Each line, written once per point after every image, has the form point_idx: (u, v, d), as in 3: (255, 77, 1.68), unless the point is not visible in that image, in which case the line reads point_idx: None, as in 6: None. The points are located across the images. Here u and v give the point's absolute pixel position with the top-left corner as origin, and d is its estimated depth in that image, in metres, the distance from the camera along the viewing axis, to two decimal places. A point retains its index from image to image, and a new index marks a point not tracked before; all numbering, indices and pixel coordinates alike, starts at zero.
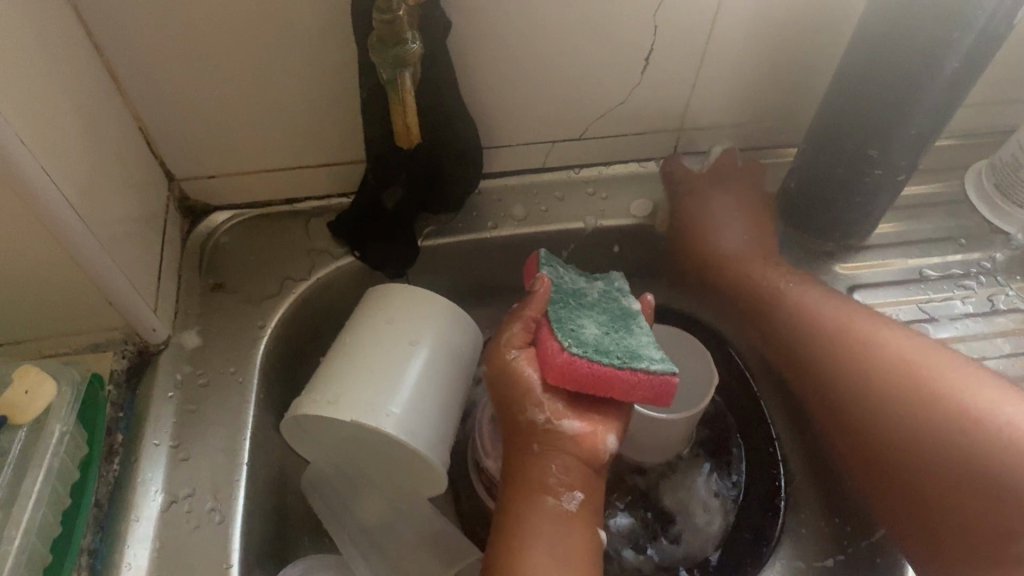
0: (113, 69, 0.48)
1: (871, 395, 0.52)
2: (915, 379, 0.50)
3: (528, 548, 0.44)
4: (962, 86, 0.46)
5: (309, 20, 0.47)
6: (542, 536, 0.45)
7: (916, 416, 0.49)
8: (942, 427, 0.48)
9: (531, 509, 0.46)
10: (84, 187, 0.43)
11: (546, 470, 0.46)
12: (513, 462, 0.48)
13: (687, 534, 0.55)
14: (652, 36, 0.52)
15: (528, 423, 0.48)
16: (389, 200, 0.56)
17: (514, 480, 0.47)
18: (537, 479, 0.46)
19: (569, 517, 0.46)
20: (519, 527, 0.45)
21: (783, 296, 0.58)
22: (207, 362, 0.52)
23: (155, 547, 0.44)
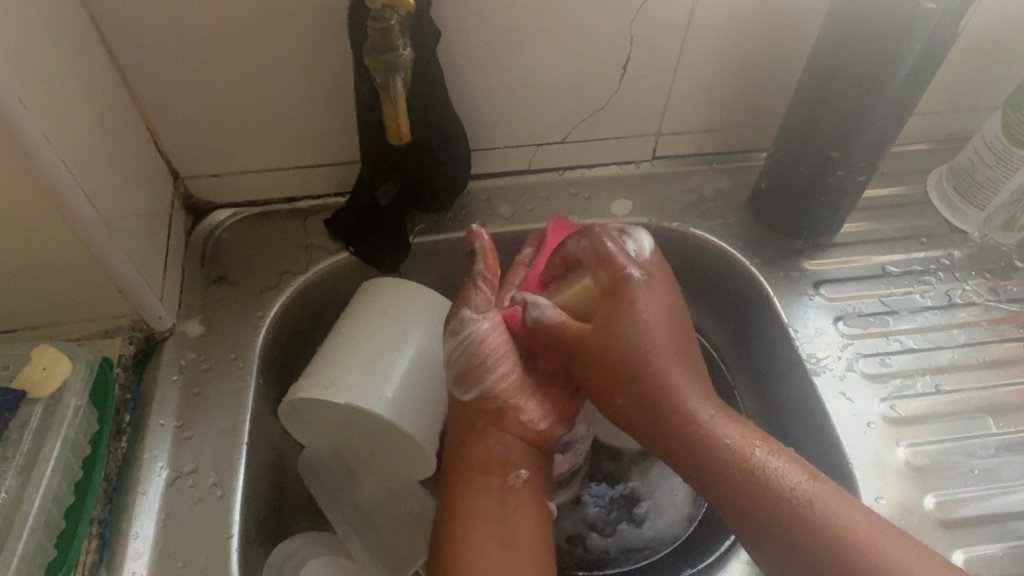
0: (126, 73, 0.51)
1: (694, 456, 0.45)
2: (723, 459, 0.44)
3: (473, 513, 0.47)
4: (916, 91, 0.50)
5: (309, 29, 0.51)
6: (483, 508, 0.47)
7: (732, 467, 0.44)
8: (744, 479, 0.43)
9: (472, 473, 0.48)
10: (99, 182, 0.46)
11: (485, 446, 0.49)
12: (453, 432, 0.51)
13: (656, 516, 0.58)
14: (629, 46, 0.55)
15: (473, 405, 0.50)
16: (383, 197, 0.60)
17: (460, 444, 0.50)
18: (485, 450, 0.49)
19: (512, 489, 0.48)
20: (459, 493, 0.48)
21: (664, 335, 0.46)
22: (210, 350, 0.55)
23: (160, 518, 0.47)
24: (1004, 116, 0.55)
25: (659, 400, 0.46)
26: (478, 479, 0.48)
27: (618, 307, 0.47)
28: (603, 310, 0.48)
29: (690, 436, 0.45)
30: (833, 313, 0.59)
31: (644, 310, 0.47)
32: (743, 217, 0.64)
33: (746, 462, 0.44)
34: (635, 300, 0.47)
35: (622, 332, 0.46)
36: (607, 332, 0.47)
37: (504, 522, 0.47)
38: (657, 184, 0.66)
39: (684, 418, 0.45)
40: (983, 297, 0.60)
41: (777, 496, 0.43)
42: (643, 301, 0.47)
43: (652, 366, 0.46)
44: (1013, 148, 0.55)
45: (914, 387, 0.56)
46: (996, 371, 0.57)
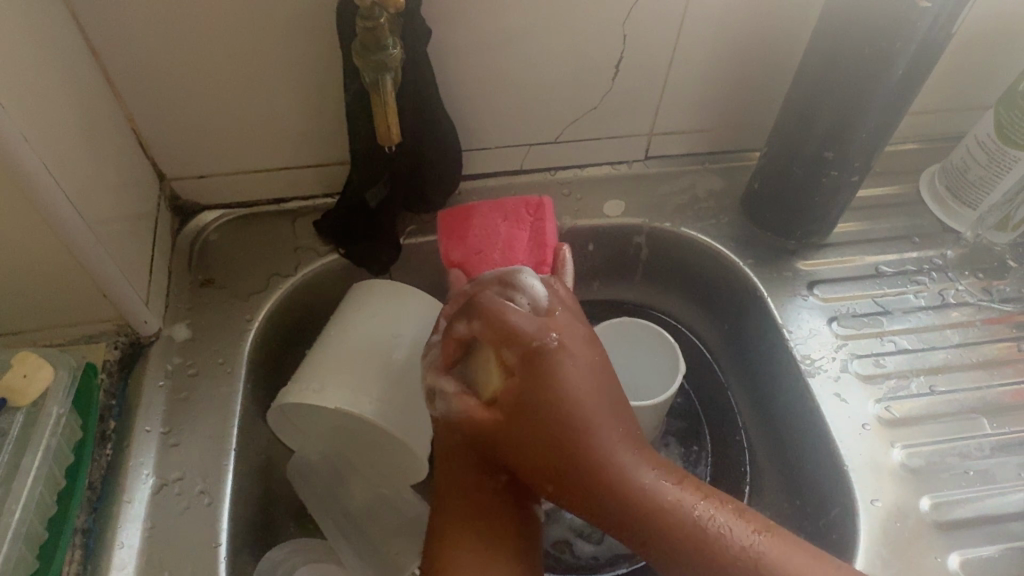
0: (109, 72, 0.50)
1: (630, 518, 0.41)
2: (694, 527, 0.41)
3: (455, 560, 0.42)
4: (910, 90, 0.50)
5: (297, 28, 0.50)
6: (468, 557, 0.42)
7: (662, 526, 0.41)
8: (713, 543, 0.40)
9: (453, 501, 0.45)
10: (82, 184, 0.45)
11: (466, 471, 0.45)
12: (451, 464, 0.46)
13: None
14: (621, 45, 0.55)
15: (449, 427, 0.46)
16: (373, 199, 0.58)
17: (455, 484, 0.45)
18: (462, 476, 0.45)
19: (488, 500, 0.44)
20: (445, 526, 0.44)
21: (577, 374, 0.43)
22: (197, 354, 0.54)
23: (147, 527, 0.46)
24: (997, 115, 0.55)
25: (602, 487, 0.42)
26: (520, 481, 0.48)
27: (531, 364, 0.44)
28: (518, 365, 0.44)
29: (598, 480, 0.42)
30: (826, 314, 0.59)
31: (557, 347, 0.44)
32: (736, 217, 0.64)
33: (717, 539, 0.40)
34: (561, 374, 0.43)
35: (531, 357, 0.44)
36: (529, 375, 0.44)
37: (500, 547, 0.43)
38: (650, 184, 0.65)
39: (614, 479, 0.42)
40: (976, 297, 0.60)
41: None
42: (571, 388, 0.43)
43: (572, 444, 0.42)
44: (1006, 147, 0.55)
45: (908, 387, 0.56)
46: (989, 371, 0.57)
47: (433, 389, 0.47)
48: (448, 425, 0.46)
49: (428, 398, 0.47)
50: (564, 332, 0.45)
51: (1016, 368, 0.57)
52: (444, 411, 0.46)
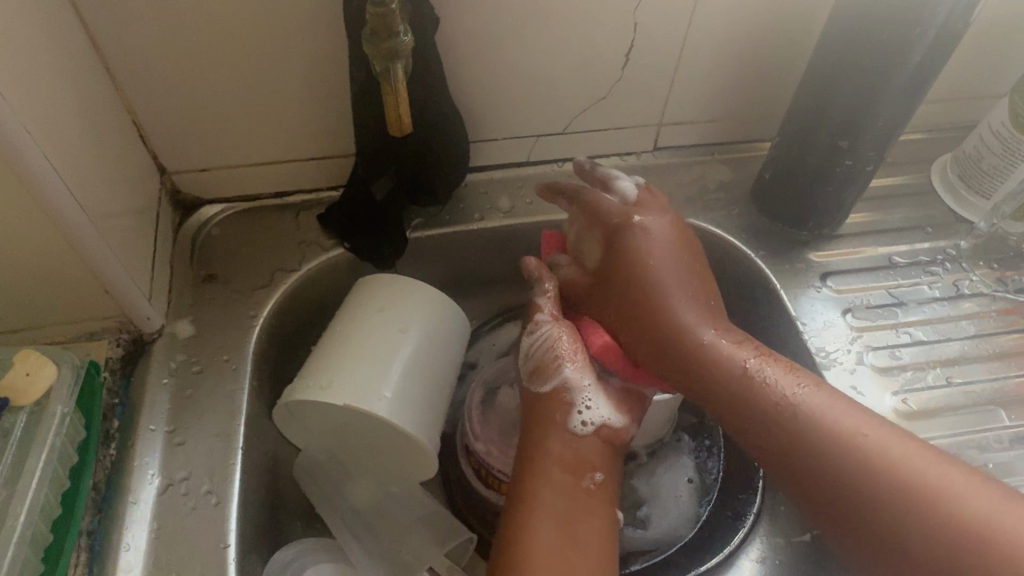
0: (109, 62, 0.49)
1: (736, 394, 0.49)
2: (810, 412, 0.46)
3: (546, 505, 0.46)
4: (929, 77, 0.49)
5: (302, 16, 0.49)
6: (554, 495, 0.47)
7: (775, 412, 0.47)
8: (822, 432, 0.45)
9: (551, 466, 0.48)
10: (84, 177, 0.44)
11: (566, 445, 0.49)
12: (534, 426, 0.51)
13: (658, 519, 0.57)
14: (633, 34, 0.54)
15: (557, 395, 0.52)
16: (380, 191, 0.58)
17: (551, 419, 0.51)
18: (561, 450, 0.49)
19: (590, 492, 0.48)
20: (530, 484, 0.47)
21: (672, 279, 0.53)
22: (201, 351, 0.53)
23: (154, 528, 0.45)
24: (1012, 104, 0.54)
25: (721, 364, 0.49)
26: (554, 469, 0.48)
27: (631, 268, 0.53)
28: (632, 260, 0.54)
29: (725, 364, 0.49)
30: (840, 305, 0.58)
31: (663, 265, 0.53)
32: (747, 209, 0.63)
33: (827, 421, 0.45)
34: (671, 277, 0.53)
35: (635, 258, 0.53)
36: (639, 286, 0.53)
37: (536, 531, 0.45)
38: (659, 176, 0.64)
39: (727, 370, 0.49)
40: (991, 288, 0.60)
41: (911, 473, 0.42)
42: (658, 281, 0.53)
43: (687, 334, 0.51)
44: (1022, 136, 0.54)
45: (925, 379, 0.55)
46: (1005, 363, 0.56)
47: (542, 368, 0.53)
48: (557, 400, 0.51)
49: (533, 374, 0.53)
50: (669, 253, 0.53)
51: None
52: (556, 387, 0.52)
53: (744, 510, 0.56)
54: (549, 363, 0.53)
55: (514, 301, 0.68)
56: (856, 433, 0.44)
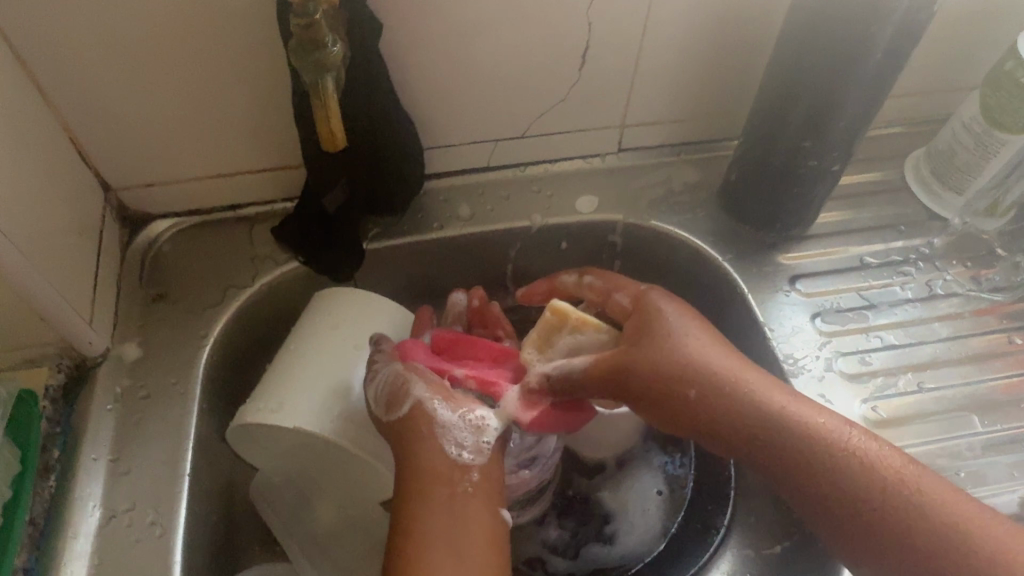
0: (38, 79, 0.47)
1: (761, 443, 0.42)
2: (821, 453, 0.41)
3: (434, 530, 0.41)
4: (892, 74, 0.47)
5: (237, 26, 0.47)
6: (436, 521, 0.41)
7: (812, 470, 0.41)
8: (833, 466, 0.40)
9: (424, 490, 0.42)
10: (9, 201, 0.42)
11: (438, 457, 0.44)
12: (402, 451, 0.44)
13: (625, 535, 0.55)
14: (588, 34, 0.52)
15: (417, 414, 0.45)
16: (332, 205, 0.55)
17: (422, 437, 0.44)
18: (435, 465, 0.43)
19: (468, 497, 0.42)
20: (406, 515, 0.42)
21: (709, 351, 0.45)
22: (147, 375, 0.51)
23: (93, 563, 0.43)
24: (983, 97, 0.52)
25: (736, 425, 0.43)
26: (431, 495, 0.42)
27: (647, 326, 0.46)
28: (657, 360, 0.44)
29: (745, 425, 0.42)
30: (809, 310, 0.56)
31: (676, 331, 0.45)
32: (715, 210, 0.61)
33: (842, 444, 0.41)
34: (677, 333, 0.45)
35: (659, 331, 0.46)
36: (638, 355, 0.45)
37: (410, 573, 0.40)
38: (624, 178, 0.62)
39: (728, 420, 0.43)
40: (964, 287, 0.58)
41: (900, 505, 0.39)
42: (668, 355, 0.44)
43: (718, 397, 0.43)
44: (995, 131, 0.52)
45: (896, 385, 0.53)
46: (979, 366, 0.54)
47: (396, 396, 0.46)
48: (420, 415, 0.45)
49: (385, 407, 0.46)
50: (687, 316, 0.46)
51: (1007, 361, 0.55)
52: (414, 407, 0.45)
53: (714, 523, 0.55)
54: (399, 386, 0.46)
55: None
56: (860, 456, 0.40)
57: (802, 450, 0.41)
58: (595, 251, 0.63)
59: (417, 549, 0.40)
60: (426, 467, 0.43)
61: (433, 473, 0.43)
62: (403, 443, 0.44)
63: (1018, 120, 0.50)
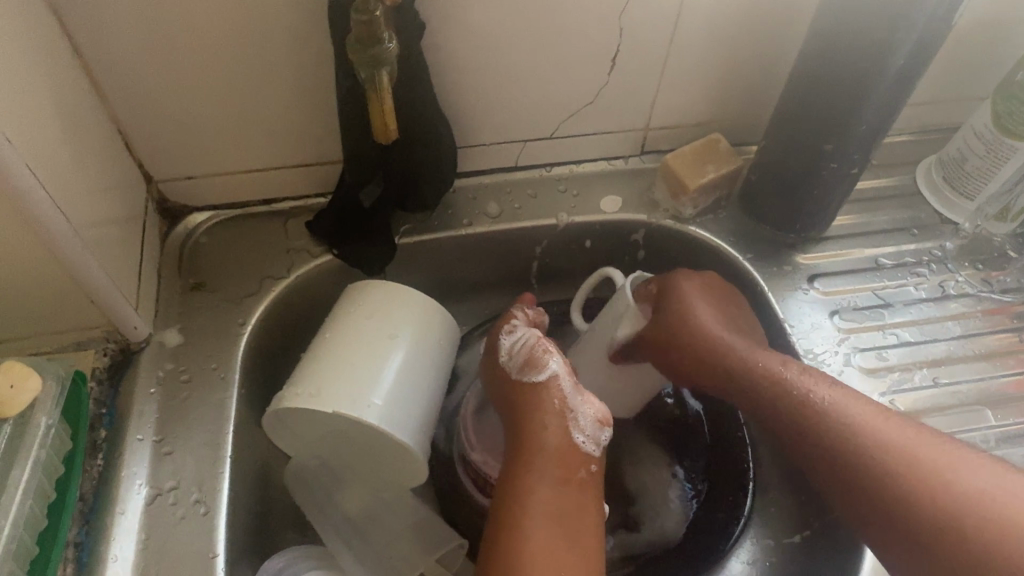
0: (93, 73, 0.49)
1: (803, 439, 0.47)
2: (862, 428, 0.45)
3: (540, 501, 0.46)
4: (909, 83, 0.49)
5: (287, 26, 0.49)
6: (548, 491, 0.47)
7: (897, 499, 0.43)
8: (869, 455, 0.44)
9: (546, 459, 0.48)
10: (67, 187, 0.44)
11: (563, 435, 0.50)
12: (530, 416, 0.50)
13: (651, 519, 0.57)
14: (618, 39, 0.54)
15: (552, 386, 0.51)
16: (366, 200, 0.57)
17: (554, 410, 0.50)
18: (562, 439, 0.49)
19: (583, 484, 0.48)
20: (520, 477, 0.47)
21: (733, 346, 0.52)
22: (189, 360, 0.53)
23: (141, 538, 0.45)
24: (994, 106, 0.55)
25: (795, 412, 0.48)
26: (545, 460, 0.48)
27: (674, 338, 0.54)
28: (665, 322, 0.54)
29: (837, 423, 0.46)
30: (828, 307, 0.59)
31: (698, 338, 0.53)
32: (735, 211, 0.63)
33: (850, 424, 0.46)
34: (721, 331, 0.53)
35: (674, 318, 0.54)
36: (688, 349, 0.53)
37: (519, 526, 0.45)
38: (646, 179, 0.64)
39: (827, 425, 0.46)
40: (976, 288, 0.60)
41: (917, 461, 0.43)
42: (743, 368, 0.51)
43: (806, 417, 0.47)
44: (1005, 139, 0.54)
45: (912, 379, 0.55)
46: (991, 363, 0.57)
47: (533, 359, 0.51)
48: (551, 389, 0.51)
49: (522, 367, 0.52)
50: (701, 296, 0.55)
51: (1018, 358, 0.57)
52: (550, 376, 0.51)
53: (736, 513, 0.56)
54: (540, 353, 0.52)
55: (503, 306, 0.68)
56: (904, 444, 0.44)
57: (905, 471, 0.43)
58: (618, 250, 0.65)
59: (524, 508, 0.46)
60: (546, 443, 0.49)
61: (554, 449, 0.49)
62: (534, 409, 0.51)
63: None
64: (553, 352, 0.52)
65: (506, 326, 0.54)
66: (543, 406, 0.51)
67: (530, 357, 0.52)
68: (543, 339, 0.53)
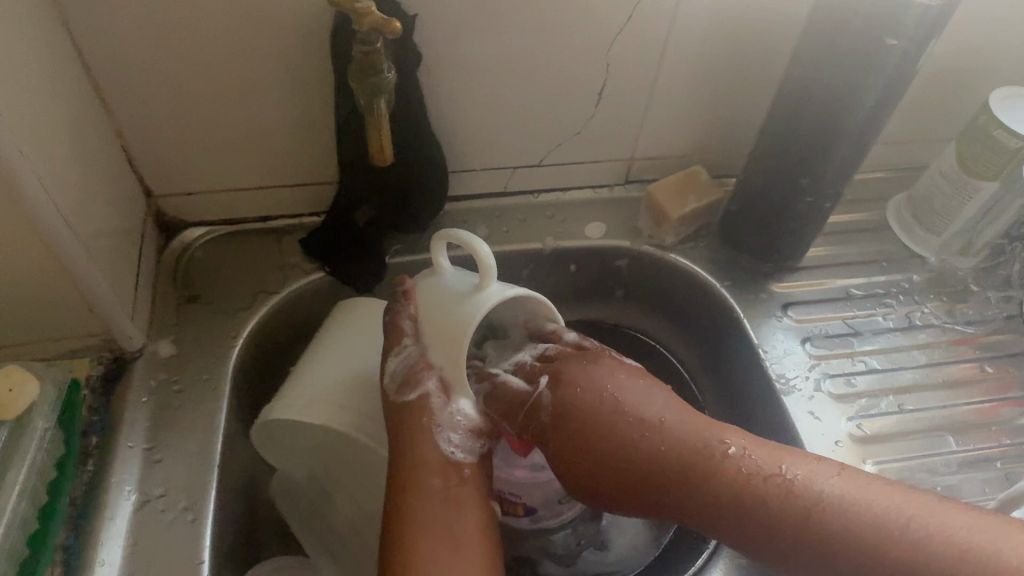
0: (102, 91, 0.51)
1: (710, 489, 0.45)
2: (838, 503, 0.42)
3: (420, 512, 0.45)
4: (876, 124, 0.52)
5: (290, 53, 0.51)
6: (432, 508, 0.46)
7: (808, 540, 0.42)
8: (768, 513, 0.43)
9: (422, 472, 0.47)
10: (74, 200, 0.46)
11: (435, 450, 0.48)
12: (400, 432, 0.48)
13: (617, 540, 0.61)
14: (605, 74, 0.57)
15: (422, 405, 0.48)
16: (361, 218, 0.59)
17: (422, 428, 0.48)
18: (433, 457, 0.47)
19: (462, 487, 0.47)
20: (400, 492, 0.46)
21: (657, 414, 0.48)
22: (181, 370, 0.54)
23: (129, 543, 0.46)
24: (957, 148, 0.58)
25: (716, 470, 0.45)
26: (424, 473, 0.47)
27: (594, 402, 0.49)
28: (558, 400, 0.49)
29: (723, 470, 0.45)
30: (800, 334, 0.61)
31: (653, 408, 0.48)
32: (715, 241, 0.66)
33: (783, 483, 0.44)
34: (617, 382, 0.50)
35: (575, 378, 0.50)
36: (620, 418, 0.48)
37: (412, 540, 0.44)
38: (629, 207, 0.67)
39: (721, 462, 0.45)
40: (941, 319, 0.63)
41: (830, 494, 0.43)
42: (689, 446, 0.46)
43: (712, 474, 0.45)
44: (968, 177, 0.58)
45: (878, 406, 0.58)
46: (955, 391, 0.59)
47: (411, 377, 0.49)
48: (424, 409, 0.48)
49: (398, 388, 0.49)
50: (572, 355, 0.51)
51: (980, 388, 0.60)
52: (422, 396, 0.49)
53: None
54: (420, 371, 0.49)
55: None
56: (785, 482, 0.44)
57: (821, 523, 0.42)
58: (602, 275, 0.68)
59: (411, 531, 0.44)
60: (418, 457, 0.47)
61: (426, 463, 0.47)
62: (404, 422, 0.48)
63: (989, 167, 0.56)
64: (431, 374, 0.49)
65: (394, 345, 0.50)
66: (417, 415, 0.48)
67: (408, 374, 0.49)
68: (425, 361, 0.49)
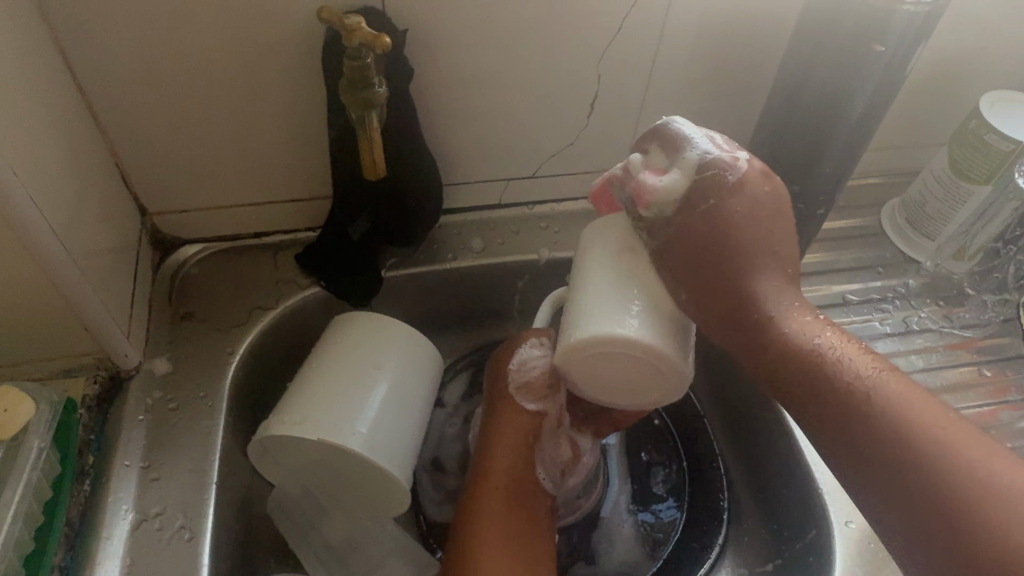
0: (96, 111, 0.51)
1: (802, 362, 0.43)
2: (945, 442, 0.38)
3: (488, 525, 0.48)
4: (867, 129, 0.52)
5: (284, 70, 0.51)
6: (498, 526, 0.48)
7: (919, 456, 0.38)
8: (902, 420, 0.39)
9: (492, 497, 0.49)
10: (68, 219, 0.46)
11: (510, 463, 0.51)
12: (498, 441, 0.52)
13: (609, 554, 0.59)
14: (597, 84, 0.57)
15: (541, 418, 0.53)
16: (355, 233, 0.59)
17: (523, 439, 0.52)
18: (510, 467, 0.51)
19: (530, 520, 0.50)
20: (480, 500, 0.49)
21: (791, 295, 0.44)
22: (177, 388, 0.54)
23: (125, 563, 0.46)
24: (950, 152, 0.58)
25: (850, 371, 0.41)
26: (497, 493, 0.49)
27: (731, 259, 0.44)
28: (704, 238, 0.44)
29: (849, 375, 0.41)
30: None
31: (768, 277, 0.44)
32: None
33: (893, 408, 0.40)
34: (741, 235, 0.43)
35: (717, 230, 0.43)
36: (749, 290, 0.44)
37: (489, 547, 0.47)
38: None
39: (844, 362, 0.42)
40: (938, 323, 0.63)
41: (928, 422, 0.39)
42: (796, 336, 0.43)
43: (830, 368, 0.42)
44: (962, 182, 0.58)
45: None
46: (954, 395, 0.59)
47: (531, 386, 0.53)
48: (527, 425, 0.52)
49: (521, 390, 0.53)
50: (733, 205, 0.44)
51: (979, 391, 0.59)
52: (538, 413, 0.53)
53: (710, 541, 0.59)
54: (546, 386, 0.53)
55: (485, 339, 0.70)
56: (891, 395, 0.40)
57: (931, 458, 0.38)
58: None
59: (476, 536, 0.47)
60: (497, 464, 0.51)
61: (504, 470, 0.51)
62: (501, 419, 0.53)
63: (982, 172, 0.56)
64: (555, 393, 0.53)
65: (532, 338, 0.55)
66: (517, 422, 0.52)
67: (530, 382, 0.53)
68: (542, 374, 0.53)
